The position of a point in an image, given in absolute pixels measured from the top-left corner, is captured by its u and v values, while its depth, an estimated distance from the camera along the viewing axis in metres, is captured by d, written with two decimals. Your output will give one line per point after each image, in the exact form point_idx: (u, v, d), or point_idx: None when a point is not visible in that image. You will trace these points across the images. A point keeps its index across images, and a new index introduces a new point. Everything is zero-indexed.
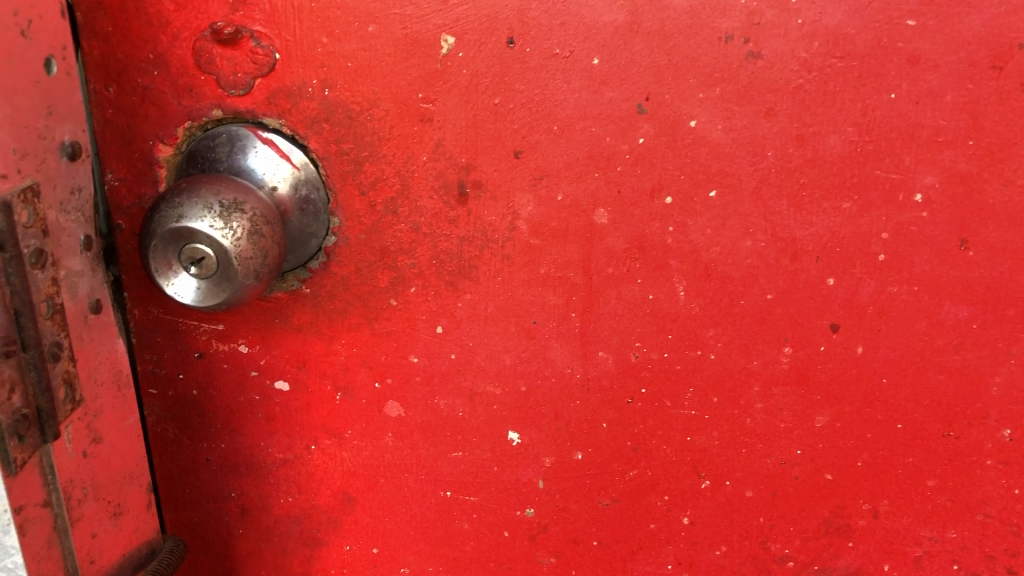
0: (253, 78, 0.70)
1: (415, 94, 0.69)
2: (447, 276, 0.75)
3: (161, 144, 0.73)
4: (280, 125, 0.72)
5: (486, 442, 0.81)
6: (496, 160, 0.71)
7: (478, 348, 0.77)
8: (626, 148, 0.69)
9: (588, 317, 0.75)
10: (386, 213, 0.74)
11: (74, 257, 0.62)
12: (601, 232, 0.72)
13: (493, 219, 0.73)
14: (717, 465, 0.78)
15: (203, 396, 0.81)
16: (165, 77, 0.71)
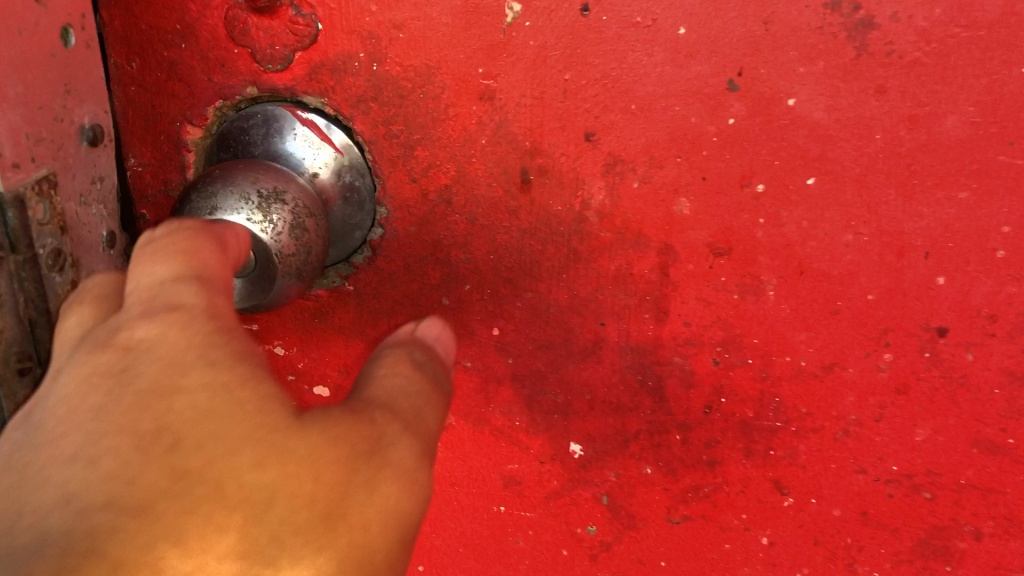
0: (292, 52, 0.63)
1: (475, 69, 0.62)
2: (506, 273, 0.68)
3: (190, 126, 0.67)
4: (322, 104, 0.64)
5: (545, 454, 0.73)
6: (565, 143, 0.63)
7: (539, 352, 0.70)
8: (713, 130, 0.61)
9: (664, 319, 0.67)
10: (438, 203, 0.66)
11: (96, 256, 0.55)
12: (681, 224, 0.64)
13: (560, 209, 0.65)
14: (802, 481, 0.71)
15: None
16: (194, 50, 0.64)
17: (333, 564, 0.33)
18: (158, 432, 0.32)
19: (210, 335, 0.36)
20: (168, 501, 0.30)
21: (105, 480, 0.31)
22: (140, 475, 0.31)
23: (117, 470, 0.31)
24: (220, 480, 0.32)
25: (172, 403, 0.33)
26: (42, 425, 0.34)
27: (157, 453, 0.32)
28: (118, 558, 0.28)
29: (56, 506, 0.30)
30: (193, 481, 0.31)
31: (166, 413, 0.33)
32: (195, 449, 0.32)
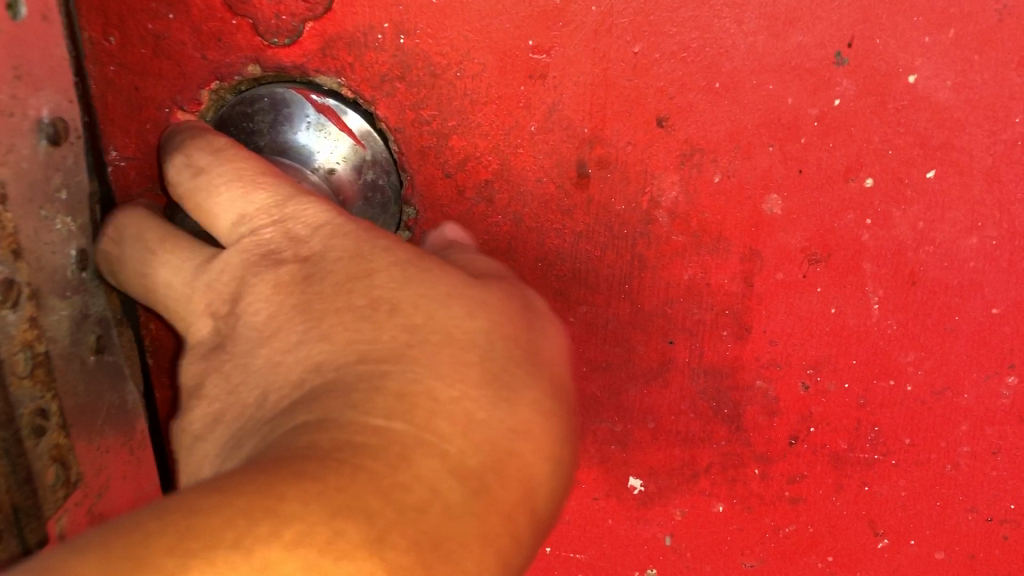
0: (303, 23, 0.52)
1: (525, 41, 0.51)
2: (558, 284, 0.57)
3: (180, 113, 0.55)
4: (338, 85, 0.54)
5: (599, 489, 0.63)
6: (632, 130, 0.52)
7: (595, 374, 0.59)
8: (815, 113, 0.50)
9: (746, 336, 0.57)
10: (477, 202, 0.55)
11: (56, 283, 0.43)
12: (771, 225, 0.54)
13: (623, 209, 0.54)
14: (900, 521, 0.61)
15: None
16: (184, 22, 0.53)
17: (551, 389, 0.33)
18: (371, 303, 0.33)
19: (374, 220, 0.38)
20: (416, 349, 0.32)
21: (345, 348, 0.32)
22: (376, 335, 0.32)
23: (352, 338, 0.33)
24: (444, 330, 0.33)
25: (372, 280, 0.34)
26: (248, 329, 0.35)
27: (382, 319, 0.33)
28: (397, 392, 0.31)
29: (307, 377, 0.33)
30: (424, 331, 0.33)
31: (368, 289, 0.34)
32: (411, 307, 0.33)
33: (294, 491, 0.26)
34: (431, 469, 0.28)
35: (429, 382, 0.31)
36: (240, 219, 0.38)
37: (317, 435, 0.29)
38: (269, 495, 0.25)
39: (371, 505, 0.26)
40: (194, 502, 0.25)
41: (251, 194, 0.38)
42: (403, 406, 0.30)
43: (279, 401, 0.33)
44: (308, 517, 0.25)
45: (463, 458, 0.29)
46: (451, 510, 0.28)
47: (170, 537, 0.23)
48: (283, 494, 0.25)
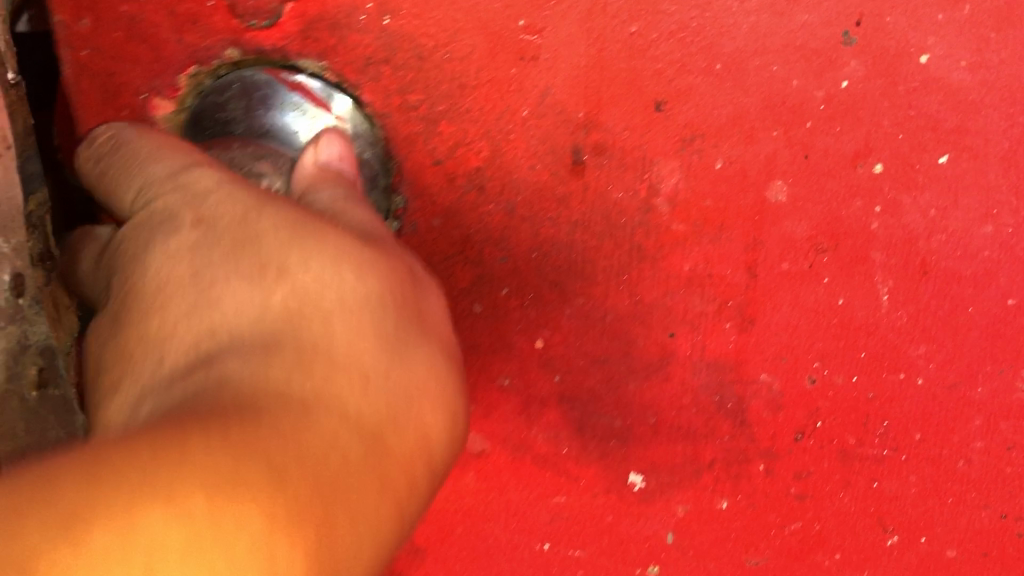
0: (283, 4, 0.50)
1: (516, 21, 0.49)
2: (553, 275, 0.54)
3: (158, 100, 0.52)
4: (322, 69, 0.51)
5: (599, 483, 0.59)
6: (628, 113, 0.50)
7: (592, 368, 0.57)
8: (820, 95, 0.49)
9: (749, 328, 0.55)
10: (468, 190, 0.52)
11: None
12: (775, 213, 0.51)
13: (621, 196, 0.52)
14: (911, 518, 0.58)
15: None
16: (159, 4, 0.51)
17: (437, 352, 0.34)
18: (262, 257, 0.32)
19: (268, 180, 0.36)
20: (314, 306, 0.31)
21: (241, 305, 0.31)
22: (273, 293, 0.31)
23: (249, 296, 0.31)
24: (333, 290, 0.32)
25: (260, 232, 0.32)
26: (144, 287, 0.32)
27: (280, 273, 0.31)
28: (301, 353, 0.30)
29: (206, 335, 0.31)
30: (313, 285, 0.31)
31: (259, 242, 0.32)
32: (299, 259, 0.32)
33: (206, 443, 0.24)
34: (330, 426, 0.29)
35: (323, 342, 0.30)
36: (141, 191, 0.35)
37: (224, 393, 0.27)
38: (173, 456, 0.23)
39: (260, 467, 0.25)
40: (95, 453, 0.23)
41: (148, 167, 0.35)
42: (303, 366, 0.29)
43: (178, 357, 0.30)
44: (217, 469, 0.24)
45: (360, 415, 0.30)
46: (348, 464, 0.28)
47: (91, 483, 0.22)
48: (187, 445, 0.24)
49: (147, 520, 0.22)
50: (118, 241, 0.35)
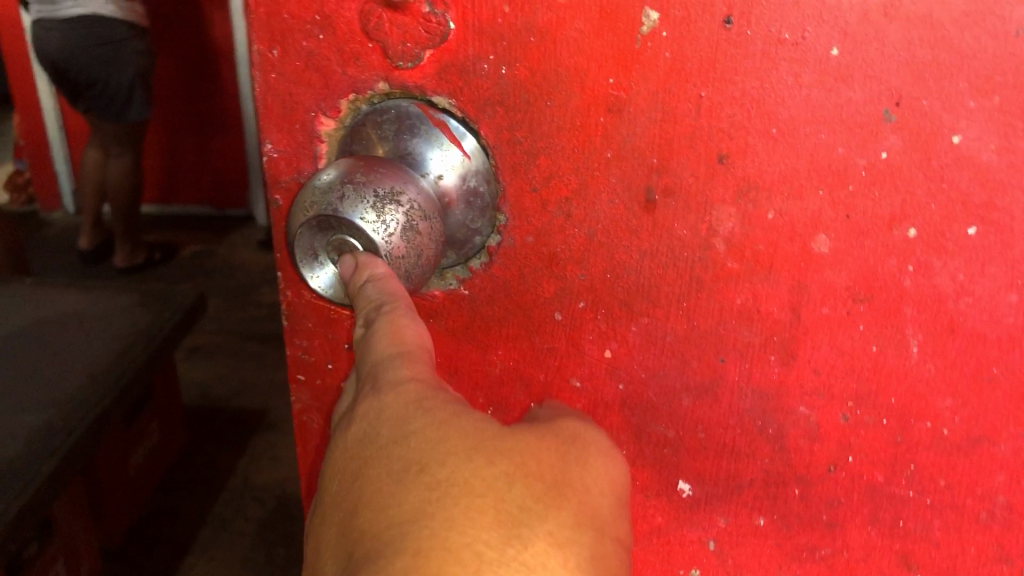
0: (423, 49, 0.61)
1: (606, 78, 0.58)
2: (624, 295, 0.64)
3: (324, 117, 0.66)
4: (450, 105, 0.62)
5: (652, 488, 0.69)
6: (694, 164, 0.58)
7: (652, 381, 0.66)
8: (863, 163, 0.55)
9: (792, 363, 0.61)
10: (558, 215, 0.63)
11: None
12: (819, 262, 0.58)
13: (685, 233, 0.60)
14: (937, 562, 0.66)
15: (338, 371, 0.77)
16: (330, 42, 0.63)
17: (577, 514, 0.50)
18: (406, 466, 0.47)
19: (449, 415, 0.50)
20: (469, 477, 0.47)
21: (418, 462, 0.47)
22: (409, 497, 0.46)
23: (418, 497, 0.46)
24: (471, 473, 0.47)
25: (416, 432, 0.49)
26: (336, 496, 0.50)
27: (415, 481, 0.46)
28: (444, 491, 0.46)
29: (379, 525, 0.45)
30: (463, 464, 0.47)
31: (416, 445, 0.48)
32: (439, 468, 0.47)
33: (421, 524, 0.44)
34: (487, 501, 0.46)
35: (461, 485, 0.46)
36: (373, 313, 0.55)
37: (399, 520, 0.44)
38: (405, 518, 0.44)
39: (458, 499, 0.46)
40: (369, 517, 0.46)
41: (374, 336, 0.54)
42: (454, 493, 0.46)
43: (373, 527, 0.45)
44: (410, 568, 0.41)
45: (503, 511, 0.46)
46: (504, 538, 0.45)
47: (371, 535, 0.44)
48: (414, 502, 0.45)
49: (424, 521, 0.44)
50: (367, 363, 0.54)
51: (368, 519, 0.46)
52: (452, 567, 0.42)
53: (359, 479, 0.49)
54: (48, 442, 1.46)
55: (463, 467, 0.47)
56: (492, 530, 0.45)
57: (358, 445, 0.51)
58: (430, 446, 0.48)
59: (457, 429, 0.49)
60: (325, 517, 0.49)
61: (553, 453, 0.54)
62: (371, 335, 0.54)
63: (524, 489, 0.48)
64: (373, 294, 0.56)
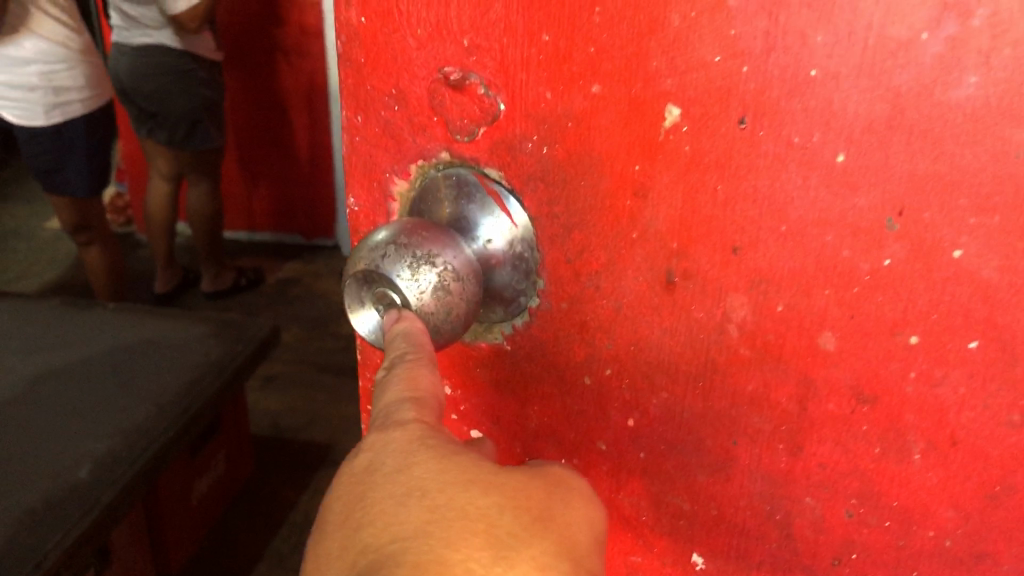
0: (477, 126, 0.67)
1: (632, 165, 0.62)
2: (645, 367, 0.67)
3: (396, 178, 0.73)
4: (500, 177, 0.68)
5: (668, 556, 0.73)
6: (711, 252, 0.61)
7: (670, 453, 0.68)
8: (866, 267, 0.56)
9: (798, 454, 0.63)
10: (589, 286, 0.67)
11: None
12: (824, 359, 0.59)
13: (702, 315, 0.63)
14: None
15: None
16: (403, 113, 0.70)
17: (560, 537, 0.53)
18: (407, 492, 0.50)
19: (450, 451, 0.53)
20: (467, 506, 0.49)
21: (418, 487, 0.50)
22: (406, 520, 0.48)
23: (419, 518, 0.48)
24: (464, 504, 0.49)
25: (415, 465, 0.51)
26: (332, 516, 0.52)
27: (415, 505, 0.49)
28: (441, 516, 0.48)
29: (378, 550, 0.47)
30: (456, 494, 0.50)
31: (412, 474, 0.51)
32: (437, 493, 0.50)
33: (414, 548, 0.47)
34: (481, 525, 0.49)
35: (459, 512, 0.49)
36: (400, 354, 0.60)
37: (401, 543, 0.47)
38: (402, 542, 0.47)
39: (453, 522, 0.48)
40: (370, 541, 0.48)
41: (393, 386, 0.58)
42: (450, 515, 0.49)
43: (373, 550, 0.48)
44: None
45: (496, 534, 0.49)
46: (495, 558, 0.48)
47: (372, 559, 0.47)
48: (414, 527, 0.48)
49: (422, 548, 0.46)
50: (382, 404, 0.57)
51: (371, 535, 0.49)
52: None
53: (361, 500, 0.52)
54: (109, 476, 1.70)
55: (461, 495, 0.50)
56: (480, 552, 0.48)
57: (361, 471, 0.54)
58: (433, 476, 0.51)
59: (455, 463, 0.52)
60: (325, 533, 0.52)
61: (542, 489, 0.55)
62: (393, 380, 0.58)
63: (514, 519, 0.51)
64: (404, 343, 0.61)
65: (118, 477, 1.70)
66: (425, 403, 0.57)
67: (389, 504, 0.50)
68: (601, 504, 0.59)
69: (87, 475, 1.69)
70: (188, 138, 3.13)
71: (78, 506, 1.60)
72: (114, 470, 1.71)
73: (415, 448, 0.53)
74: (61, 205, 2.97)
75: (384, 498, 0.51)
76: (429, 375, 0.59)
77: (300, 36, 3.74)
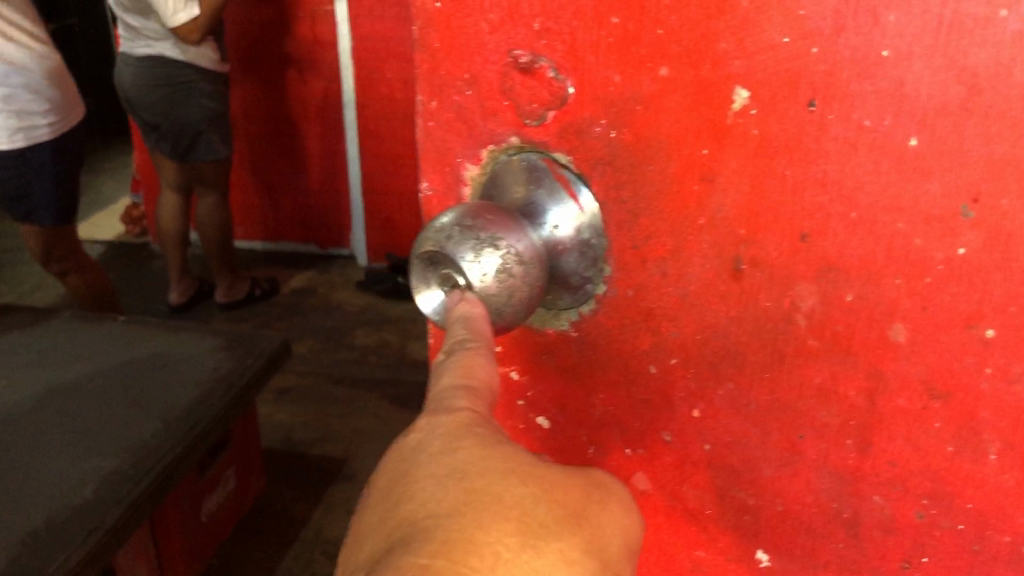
0: (547, 110, 0.67)
1: (699, 149, 0.60)
2: (711, 357, 0.65)
3: (468, 163, 0.74)
4: (568, 161, 0.67)
5: (732, 552, 0.72)
6: (779, 239, 0.59)
7: (735, 446, 0.67)
8: (941, 257, 0.54)
9: (868, 450, 0.62)
10: (655, 273, 0.66)
11: None
12: (895, 352, 0.58)
13: (769, 305, 0.61)
14: None
15: None
16: (475, 98, 0.70)
17: (596, 535, 0.52)
18: (448, 475, 0.50)
19: (492, 443, 0.52)
20: (505, 491, 0.49)
21: (457, 470, 0.51)
22: (442, 500, 0.49)
23: (455, 499, 0.49)
24: (500, 490, 0.49)
25: (457, 452, 0.52)
26: (376, 495, 0.53)
27: (453, 486, 0.49)
28: (477, 498, 0.49)
29: (411, 527, 0.48)
30: (494, 480, 0.50)
31: (453, 459, 0.51)
32: (476, 477, 0.50)
33: (447, 527, 0.47)
34: (516, 510, 0.49)
35: (494, 496, 0.49)
36: (457, 342, 0.60)
37: (434, 521, 0.47)
38: (436, 521, 0.47)
39: (488, 505, 0.48)
40: (407, 519, 0.49)
41: (446, 375, 0.58)
42: (485, 499, 0.49)
43: (407, 527, 0.48)
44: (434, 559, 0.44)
45: (529, 520, 0.49)
46: (525, 543, 0.48)
47: (406, 537, 0.47)
48: (449, 507, 0.48)
49: (455, 526, 0.47)
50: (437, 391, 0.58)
51: (408, 512, 0.49)
52: (470, 559, 0.45)
53: (404, 479, 0.52)
54: (114, 496, 1.75)
55: (496, 482, 0.50)
56: (511, 536, 0.48)
57: (406, 453, 0.54)
58: (474, 462, 0.51)
59: (495, 452, 0.52)
60: (369, 510, 0.53)
61: (582, 485, 0.54)
62: (449, 366, 0.59)
63: (548, 511, 0.50)
64: (462, 330, 0.61)
65: (125, 497, 1.75)
66: (477, 392, 0.57)
67: (428, 484, 0.50)
68: (638, 523, 0.57)
69: (92, 496, 1.75)
70: (185, 147, 3.17)
71: (82, 527, 1.65)
72: (122, 490, 1.77)
73: (459, 437, 0.53)
74: (30, 236, 2.87)
75: (423, 479, 0.51)
76: (485, 366, 0.59)
77: (313, 44, 3.75)
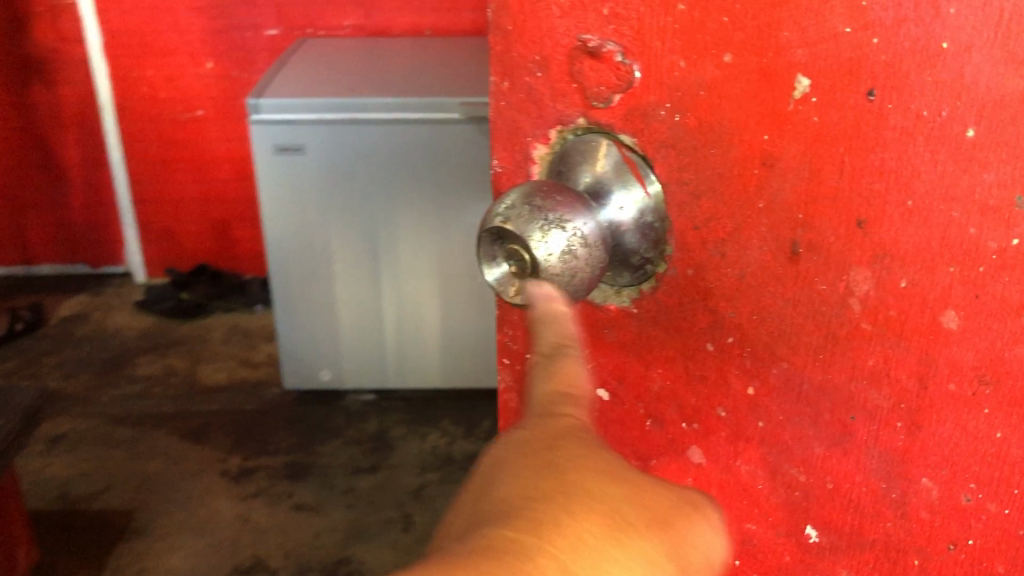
0: (614, 93, 0.69)
1: (761, 134, 0.61)
2: (767, 338, 0.67)
3: (537, 143, 0.76)
4: (633, 144, 0.69)
5: (783, 527, 0.74)
6: (835, 224, 0.61)
7: (788, 424, 0.69)
8: (995, 246, 0.55)
9: (917, 433, 0.63)
10: (714, 254, 0.68)
11: None
12: (946, 338, 0.59)
13: (824, 289, 0.63)
14: None
15: None
16: (545, 80, 0.72)
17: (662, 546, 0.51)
18: (541, 464, 0.52)
19: (572, 449, 0.53)
20: (591, 489, 0.51)
21: (544, 465, 0.52)
22: (532, 485, 0.50)
23: (545, 487, 0.50)
24: (585, 488, 0.51)
25: (551, 448, 0.53)
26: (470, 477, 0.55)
27: (542, 476, 0.51)
28: (566, 489, 0.50)
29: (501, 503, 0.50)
30: (571, 481, 0.51)
31: (543, 456, 0.53)
32: (564, 471, 0.51)
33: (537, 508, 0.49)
34: (601, 504, 0.50)
35: (575, 494, 0.50)
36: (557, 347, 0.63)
37: (524, 502, 0.49)
38: (527, 502, 0.49)
39: (575, 495, 0.50)
40: (497, 495, 0.51)
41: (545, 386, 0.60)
42: (571, 492, 0.50)
43: (496, 504, 0.50)
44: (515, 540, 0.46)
45: (611, 517, 0.50)
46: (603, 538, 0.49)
47: (499, 510, 0.49)
48: (543, 491, 0.50)
49: (546, 509, 0.49)
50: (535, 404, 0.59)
51: (500, 490, 0.51)
52: (556, 538, 0.47)
53: (498, 462, 0.54)
54: None
55: (586, 481, 0.51)
56: (598, 525, 0.49)
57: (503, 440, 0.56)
58: (567, 457, 0.53)
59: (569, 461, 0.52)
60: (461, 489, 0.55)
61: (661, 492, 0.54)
62: (552, 372, 0.61)
63: (633, 508, 0.51)
64: (553, 336, 0.63)
65: None
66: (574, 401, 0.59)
67: (517, 469, 0.52)
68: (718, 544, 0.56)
69: None
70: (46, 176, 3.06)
71: None
72: None
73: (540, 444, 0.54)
74: None
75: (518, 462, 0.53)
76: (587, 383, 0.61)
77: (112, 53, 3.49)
